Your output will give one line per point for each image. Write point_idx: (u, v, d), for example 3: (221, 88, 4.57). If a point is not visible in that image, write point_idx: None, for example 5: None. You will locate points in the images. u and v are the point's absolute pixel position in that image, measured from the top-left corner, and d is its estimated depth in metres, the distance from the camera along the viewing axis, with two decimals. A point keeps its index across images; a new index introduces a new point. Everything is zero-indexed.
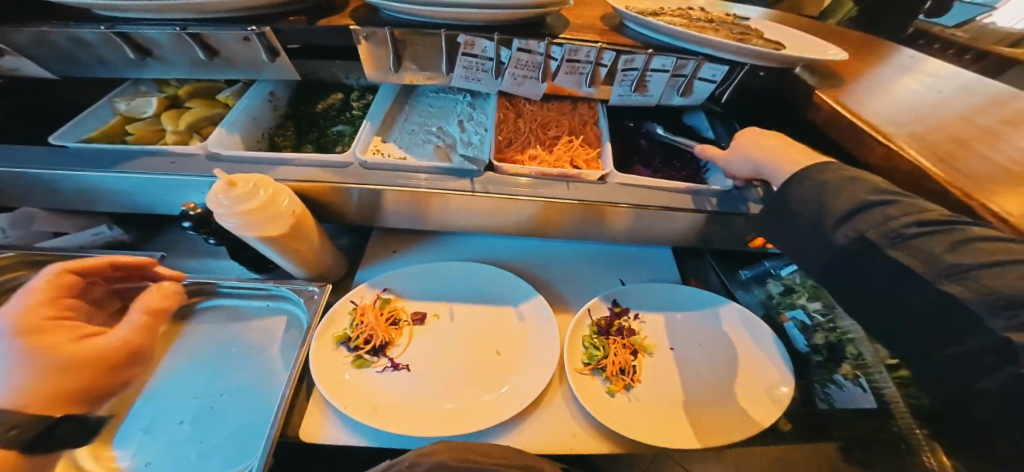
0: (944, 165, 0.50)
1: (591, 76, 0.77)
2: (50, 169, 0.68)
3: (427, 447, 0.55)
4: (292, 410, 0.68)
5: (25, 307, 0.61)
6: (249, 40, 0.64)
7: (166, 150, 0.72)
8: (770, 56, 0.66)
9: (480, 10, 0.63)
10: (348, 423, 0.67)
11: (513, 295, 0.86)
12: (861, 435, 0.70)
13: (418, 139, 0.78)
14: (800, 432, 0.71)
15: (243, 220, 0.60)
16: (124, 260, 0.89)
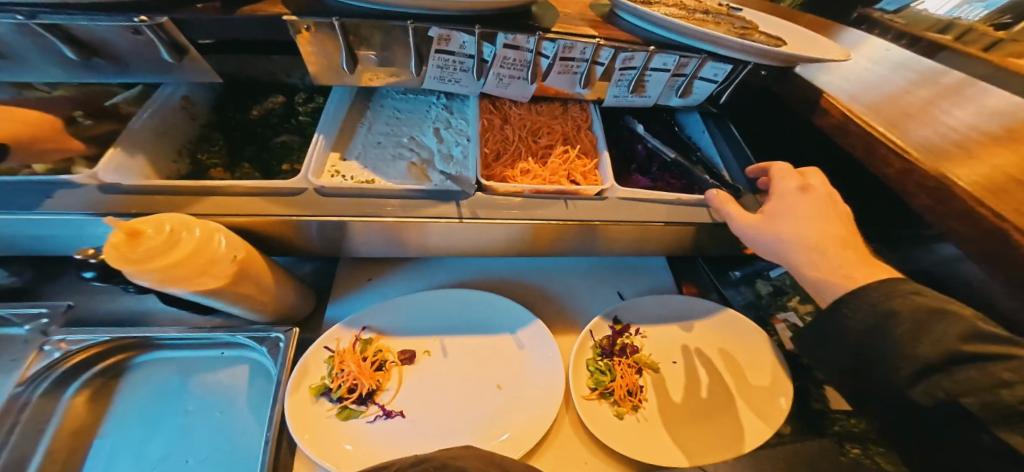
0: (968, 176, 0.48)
1: (586, 76, 0.67)
2: None
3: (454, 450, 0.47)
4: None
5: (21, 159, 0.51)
6: (143, 34, 0.47)
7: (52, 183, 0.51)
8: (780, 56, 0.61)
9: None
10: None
11: (510, 320, 0.78)
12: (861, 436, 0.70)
13: (387, 155, 0.65)
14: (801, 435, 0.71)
15: (163, 281, 0.44)
16: (11, 315, 0.65)
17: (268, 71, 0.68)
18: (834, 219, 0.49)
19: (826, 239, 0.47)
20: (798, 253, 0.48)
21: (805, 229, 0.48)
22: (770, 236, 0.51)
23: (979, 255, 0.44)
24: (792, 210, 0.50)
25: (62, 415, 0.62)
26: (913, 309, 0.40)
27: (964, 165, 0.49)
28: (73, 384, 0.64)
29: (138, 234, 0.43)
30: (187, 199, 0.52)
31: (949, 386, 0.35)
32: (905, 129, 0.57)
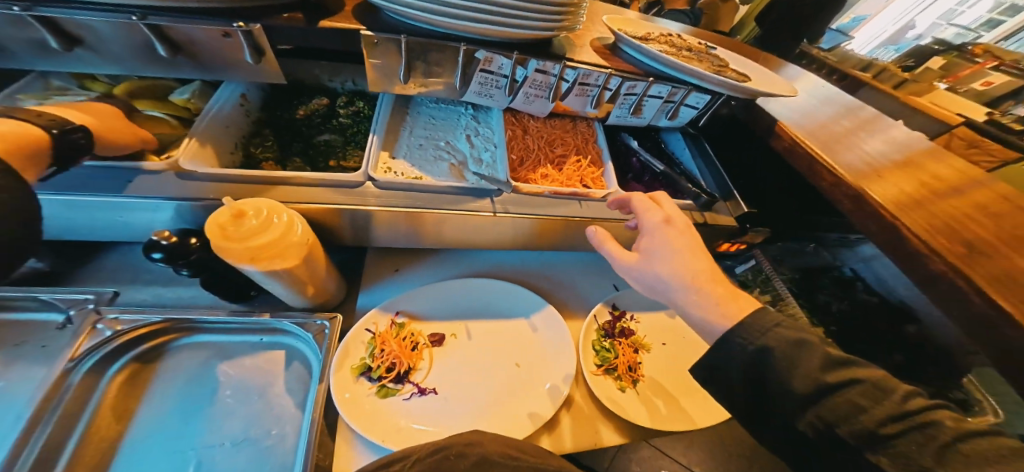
0: (874, 188, 0.65)
1: (597, 98, 0.81)
2: None
3: (471, 434, 0.55)
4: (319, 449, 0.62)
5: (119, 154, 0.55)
6: (232, 36, 0.53)
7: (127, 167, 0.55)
8: (746, 91, 0.77)
9: (504, 27, 0.61)
10: (378, 452, 0.63)
11: (524, 307, 0.87)
12: None
13: (428, 156, 0.73)
14: None
15: (251, 261, 0.49)
16: (57, 300, 0.67)
17: (314, 74, 0.75)
18: (699, 250, 0.52)
19: (698, 277, 0.49)
20: (677, 292, 0.50)
21: (678, 268, 0.50)
22: (651, 275, 0.53)
23: (887, 246, 0.61)
24: (662, 246, 0.52)
25: (101, 398, 0.63)
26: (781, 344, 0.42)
27: (876, 182, 0.67)
28: (118, 362, 0.67)
29: (241, 215, 0.49)
30: (255, 190, 0.57)
31: (826, 402, 0.39)
32: (840, 153, 0.75)
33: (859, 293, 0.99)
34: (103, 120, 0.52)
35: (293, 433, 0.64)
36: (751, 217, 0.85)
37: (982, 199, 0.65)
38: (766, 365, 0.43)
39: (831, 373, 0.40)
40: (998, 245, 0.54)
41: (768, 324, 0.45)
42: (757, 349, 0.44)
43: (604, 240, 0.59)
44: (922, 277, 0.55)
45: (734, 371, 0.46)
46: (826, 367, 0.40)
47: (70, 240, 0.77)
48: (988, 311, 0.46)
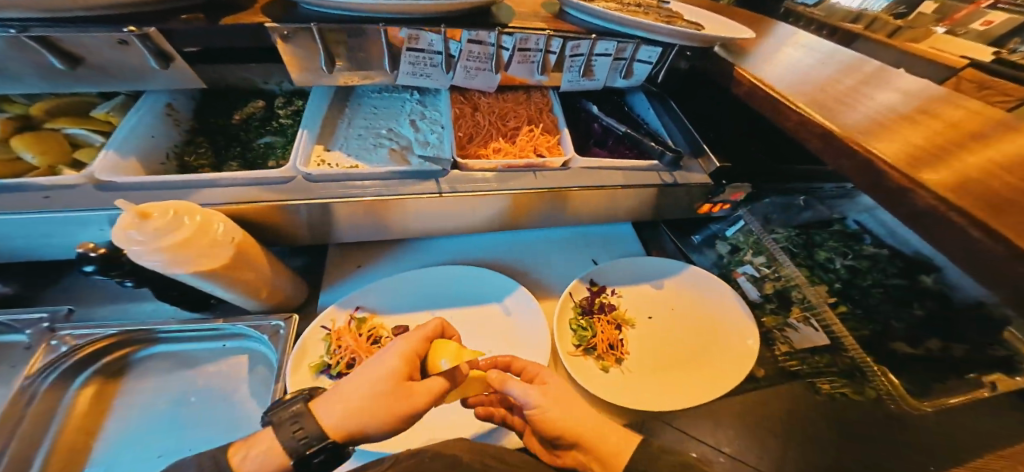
0: (853, 122, 0.58)
1: (542, 64, 0.77)
2: None
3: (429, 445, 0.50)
4: None
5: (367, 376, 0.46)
6: (130, 43, 0.51)
7: (41, 183, 0.53)
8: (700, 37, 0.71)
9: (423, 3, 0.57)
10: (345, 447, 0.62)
11: (496, 291, 0.83)
12: (822, 369, 0.78)
13: (367, 145, 0.70)
14: (773, 376, 0.79)
15: (170, 263, 0.47)
16: (11, 322, 0.63)
17: (245, 77, 0.73)
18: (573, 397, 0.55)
19: (595, 422, 0.53)
20: (582, 433, 0.51)
21: (575, 411, 0.53)
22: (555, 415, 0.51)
23: (868, 185, 0.54)
24: (555, 387, 0.55)
25: None
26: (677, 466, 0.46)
27: (853, 114, 0.60)
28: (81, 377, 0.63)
29: (148, 216, 0.45)
30: (181, 193, 0.55)
31: None
32: (812, 89, 0.68)
33: (859, 247, 0.88)
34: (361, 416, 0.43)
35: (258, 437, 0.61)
36: (725, 171, 0.80)
37: (985, 113, 0.55)
38: None
39: None
40: (993, 167, 0.46)
41: (654, 454, 0.50)
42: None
43: (497, 376, 0.53)
44: (907, 212, 0.49)
45: None
46: None
47: (30, 264, 0.75)
48: (987, 240, 0.39)
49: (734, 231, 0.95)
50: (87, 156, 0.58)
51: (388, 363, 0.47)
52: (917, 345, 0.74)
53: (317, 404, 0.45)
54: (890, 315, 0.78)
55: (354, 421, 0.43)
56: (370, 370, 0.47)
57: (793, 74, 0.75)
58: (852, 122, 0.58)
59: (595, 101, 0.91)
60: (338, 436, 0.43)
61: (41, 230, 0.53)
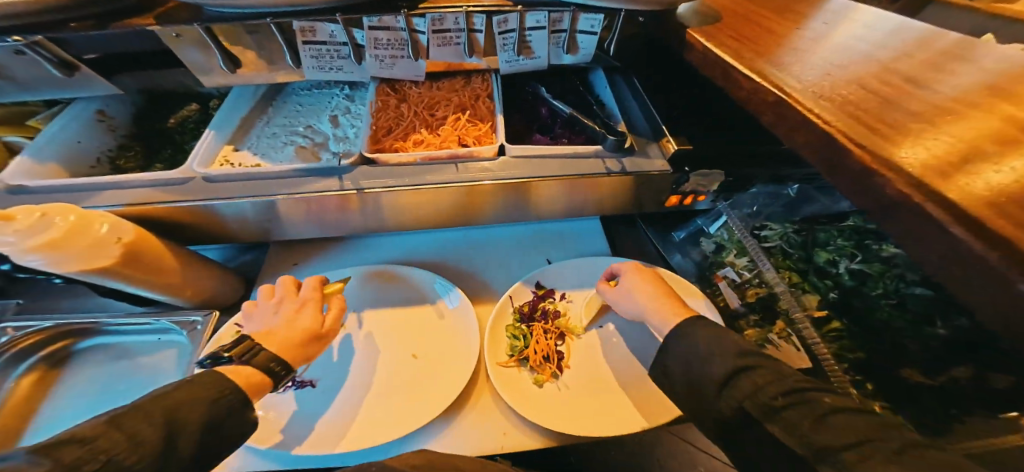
0: (828, 82, 0.42)
1: (468, 45, 0.68)
2: None
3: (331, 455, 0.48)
4: None
5: (287, 311, 0.54)
6: (25, 52, 0.53)
7: None
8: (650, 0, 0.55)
9: None
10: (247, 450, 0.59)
11: (431, 292, 0.78)
12: None
13: (278, 143, 0.68)
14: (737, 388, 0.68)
15: (54, 262, 0.48)
16: None
17: (177, 82, 0.73)
18: (662, 286, 0.60)
19: (657, 299, 0.57)
20: (646, 312, 0.58)
21: (647, 292, 0.59)
22: (629, 301, 0.61)
23: (824, 165, 0.38)
24: (633, 280, 0.62)
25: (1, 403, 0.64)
26: (702, 341, 0.49)
27: (832, 71, 0.44)
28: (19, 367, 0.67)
29: (11, 218, 0.46)
30: (87, 193, 0.57)
31: (740, 391, 0.42)
32: (790, 44, 0.52)
33: (877, 248, 0.68)
34: (301, 341, 0.51)
35: None
36: (686, 156, 0.64)
37: (1014, 63, 0.39)
38: (693, 363, 0.48)
39: (738, 360, 0.45)
40: (1005, 129, 0.30)
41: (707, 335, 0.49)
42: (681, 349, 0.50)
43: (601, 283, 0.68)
44: (872, 204, 0.33)
45: (676, 375, 0.50)
46: (738, 355, 0.46)
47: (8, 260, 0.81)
48: (973, 251, 0.24)
49: (716, 228, 0.82)
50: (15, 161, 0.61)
51: (298, 302, 0.55)
52: (935, 372, 0.56)
53: (269, 344, 0.49)
54: (904, 334, 0.60)
55: (301, 348, 0.51)
56: (285, 308, 0.54)
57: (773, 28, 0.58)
58: (826, 81, 0.43)
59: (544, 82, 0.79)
60: (295, 363, 0.51)
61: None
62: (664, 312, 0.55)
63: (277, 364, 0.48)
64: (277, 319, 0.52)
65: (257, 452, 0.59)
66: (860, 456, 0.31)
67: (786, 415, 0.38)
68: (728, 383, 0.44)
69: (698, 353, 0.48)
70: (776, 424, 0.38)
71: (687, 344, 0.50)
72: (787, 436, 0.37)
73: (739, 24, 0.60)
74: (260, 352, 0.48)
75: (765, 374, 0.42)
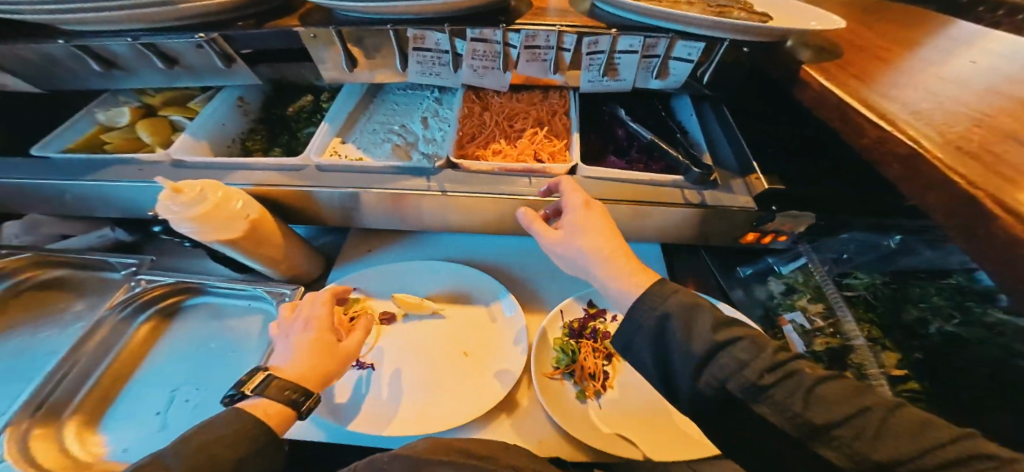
0: (972, 133, 0.37)
1: (555, 62, 0.68)
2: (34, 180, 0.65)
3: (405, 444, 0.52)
4: None
5: (297, 337, 0.52)
6: (203, 47, 0.64)
7: (136, 158, 0.68)
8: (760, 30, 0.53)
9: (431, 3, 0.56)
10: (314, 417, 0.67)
11: (485, 294, 0.83)
12: None
13: (378, 139, 0.76)
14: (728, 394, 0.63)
15: (197, 232, 0.58)
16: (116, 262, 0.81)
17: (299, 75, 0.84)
18: (614, 234, 0.48)
19: (613, 254, 0.45)
20: (594, 268, 0.46)
21: (599, 242, 0.46)
22: (572, 252, 0.48)
23: (958, 229, 0.33)
24: (582, 225, 0.49)
25: (128, 340, 0.75)
26: (679, 308, 0.39)
27: (975, 120, 0.39)
28: (145, 313, 0.78)
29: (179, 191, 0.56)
30: (225, 171, 0.68)
31: (718, 372, 0.35)
32: (919, 83, 0.47)
33: (981, 311, 0.61)
34: (317, 364, 0.50)
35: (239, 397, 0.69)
36: (774, 196, 0.61)
37: None
38: (665, 338, 0.39)
39: (720, 332, 0.37)
40: None
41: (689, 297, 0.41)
42: (660, 316, 0.40)
43: (532, 219, 0.53)
44: (1010, 279, 0.28)
45: (642, 351, 0.41)
46: (717, 326, 0.37)
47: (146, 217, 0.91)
48: None
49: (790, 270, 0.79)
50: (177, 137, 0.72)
51: (304, 329, 0.53)
52: None
53: (285, 374, 0.48)
54: (998, 406, 0.52)
55: (317, 373, 0.50)
56: (294, 335, 0.52)
57: (897, 61, 0.52)
58: (968, 132, 0.37)
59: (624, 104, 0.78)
60: (317, 388, 0.50)
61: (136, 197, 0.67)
62: (615, 268, 0.44)
63: (294, 392, 0.47)
64: (290, 348, 0.51)
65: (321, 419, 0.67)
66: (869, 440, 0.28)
67: (774, 395, 0.32)
68: (711, 360, 0.36)
69: (673, 322, 0.39)
70: (764, 405, 0.32)
71: (659, 314, 0.40)
72: (777, 420, 0.32)
73: (854, 56, 0.55)
74: (273, 383, 0.46)
75: (745, 347, 0.35)
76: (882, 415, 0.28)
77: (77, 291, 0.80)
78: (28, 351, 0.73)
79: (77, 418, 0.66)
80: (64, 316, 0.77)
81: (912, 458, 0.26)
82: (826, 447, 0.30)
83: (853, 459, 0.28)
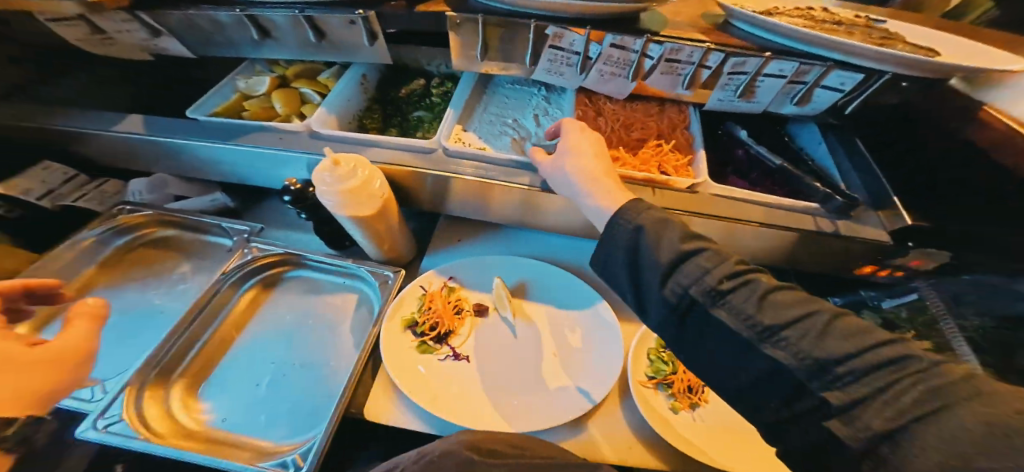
0: None
1: (691, 78, 0.65)
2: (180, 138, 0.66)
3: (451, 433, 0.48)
4: (359, 390, 0.65)
5: None
6: (355, 23, 0.65)
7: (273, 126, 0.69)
8: (930, 65, 0.50)
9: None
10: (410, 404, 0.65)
11: (576, 298, 0.78)
12: None
13: (496, 131, 0.76)
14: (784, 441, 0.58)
15: (337, 206, 0.59)
16: (229, 229, 0.79)
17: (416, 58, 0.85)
18: (602, 160, 0.58)
19: (597, 174, 0.56)
20: (580, 186, 0.56)
21: (588, 166, 0.57)
22: (565, 176, 0.59)
23: None
24: (575, 153, 0.59)
25: (234, 308, 0.73)
26: (651, 221, 0.46)
27: None
28: (250, 281, 0.76)
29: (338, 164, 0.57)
30: (361, 147, 0.69)
31: (681, 280, 0.41)
32: None
33: None
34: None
35: (342, 379, 0.66)
36: (916, 232, 0.59)
37: None
38: (640, 248, 0.46)
39: (688, 243, 0.43)
40: None
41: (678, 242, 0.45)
42: (634, 228, 0.47)
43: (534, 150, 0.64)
44: None
45: (618, 259, 0.48)
46: (686, 238, 0.44)
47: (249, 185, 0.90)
48: None
49: (896, 306, 0.66)
50: (308, 110, 0.73)
51: None
52: None
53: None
54: None
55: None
56: None
57: None
58: None
59: (750, 127, 0.74)
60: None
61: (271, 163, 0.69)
62: (596, 184, 0.55)
63: None
64: None
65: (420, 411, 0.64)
66: (812, 340, 0.32)
67: (732, 298, 0.38)
68: (677, 268, 0.42)
69: (647, 235, 0.46)
70: (721, 308, 0.38)
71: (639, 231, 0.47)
72: (732, 322, 0.37)
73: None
74: None
75: (712, 258, 0.41)
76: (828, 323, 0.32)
77: (183, 251, 0.78)
78: (137, 311, 0.71)
79: (183, 383, 0.64)
80: (172, 276, 0.75)
81: (852, 355, 0.30)
82: (771, 347, 0.34)
83: (795, 355, 0.33)
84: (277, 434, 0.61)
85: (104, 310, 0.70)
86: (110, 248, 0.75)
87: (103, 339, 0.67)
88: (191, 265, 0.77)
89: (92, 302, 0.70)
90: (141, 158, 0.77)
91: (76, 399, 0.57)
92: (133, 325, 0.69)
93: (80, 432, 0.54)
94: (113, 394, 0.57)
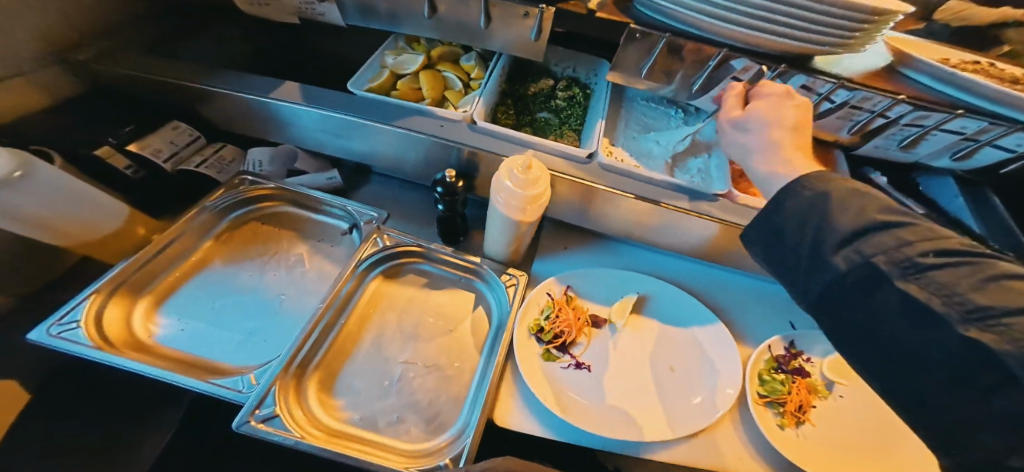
0: None
1: (862, 124, 0.63)
2: (343, 114, 0.66)
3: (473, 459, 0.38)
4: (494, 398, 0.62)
5: None
6: (528, 16, 0.59)
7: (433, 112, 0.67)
8: None
9: (802, 33, 0.49)
10: (534, 410, 0.62)
11: (689, 317, 0.76)
12: None
13: (645, 149, 0.74)
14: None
15: (509, 204, 0.59)
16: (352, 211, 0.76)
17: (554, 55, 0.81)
18: (805, 124, 0.47)
19: (790, 139, 0.46)
20: (763, 150, 0.47)
21: (779, 127, 0.46)
22: (745, 136, 0.50)
23: None
24: (771, 112, 0.47)
25: (360, 298, 0.71)
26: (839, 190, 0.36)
27: None
28: (380, 266, 0.74)
29: (530, 167, 0.56)
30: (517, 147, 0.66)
31: (863, 249, 0.32)
32: None
33: None
34: None
35: (472, 382, 0.64)
36: None
37: None
38: (807, 216, 0.37)
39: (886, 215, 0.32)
40: None
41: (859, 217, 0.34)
42: (812, 196, 0.38)
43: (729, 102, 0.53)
44: None
45: (781, 232, 0.41)
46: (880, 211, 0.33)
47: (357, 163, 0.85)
48: None
49: None
50: (452, 96, 0.71)
51: None
52: None
53: None
54: None
55: None
56: None
57: None
58: None
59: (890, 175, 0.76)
60: None
61: (421, 149, 0.68)
62: (783, 150, 0.45)
63: None
64: None
65: (543, 416, 0.62)
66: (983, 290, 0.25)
67: (941, 275, 0.27)
68: (863, 237, 0.32)
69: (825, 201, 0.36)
70: (914, 283, 0.28)
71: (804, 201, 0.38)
72: (927, 297, 0.27)
73: None
74: None
75: (922, 230, 0.30)
76: (1017, 279, 0.24)
77: (301, 229, 0.77)
78: (260, 294, 0.69)
79: (316, 377, 0.62)
80: (291, 255, 0.74)
81: None
82: (977, 329, 0.24)
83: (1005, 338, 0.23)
84: (413, 433, 0.59)
85: (228, 287, 0.69)
86: (225, 221, 0.75)
87: (230, 320, 0.65)
88: (310, 246, 0.75)
89: (215, 277, 0.70)
90: (271, 127, 0.74)
91: (229, 387, 0.55)
92: (256, 308, 0.67)
93: (236, 425, 0.51)
94: (266, 386, 0.56)
